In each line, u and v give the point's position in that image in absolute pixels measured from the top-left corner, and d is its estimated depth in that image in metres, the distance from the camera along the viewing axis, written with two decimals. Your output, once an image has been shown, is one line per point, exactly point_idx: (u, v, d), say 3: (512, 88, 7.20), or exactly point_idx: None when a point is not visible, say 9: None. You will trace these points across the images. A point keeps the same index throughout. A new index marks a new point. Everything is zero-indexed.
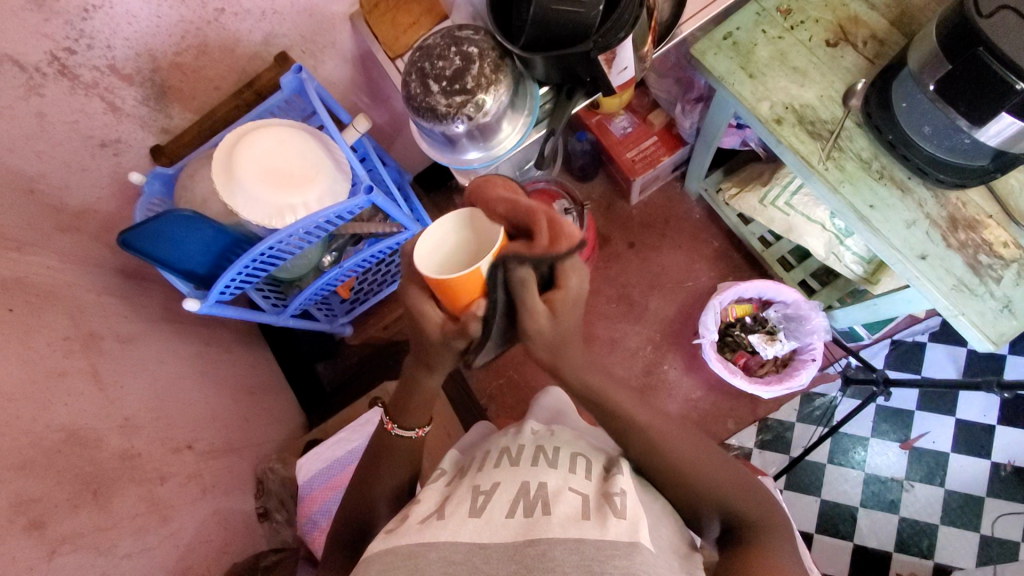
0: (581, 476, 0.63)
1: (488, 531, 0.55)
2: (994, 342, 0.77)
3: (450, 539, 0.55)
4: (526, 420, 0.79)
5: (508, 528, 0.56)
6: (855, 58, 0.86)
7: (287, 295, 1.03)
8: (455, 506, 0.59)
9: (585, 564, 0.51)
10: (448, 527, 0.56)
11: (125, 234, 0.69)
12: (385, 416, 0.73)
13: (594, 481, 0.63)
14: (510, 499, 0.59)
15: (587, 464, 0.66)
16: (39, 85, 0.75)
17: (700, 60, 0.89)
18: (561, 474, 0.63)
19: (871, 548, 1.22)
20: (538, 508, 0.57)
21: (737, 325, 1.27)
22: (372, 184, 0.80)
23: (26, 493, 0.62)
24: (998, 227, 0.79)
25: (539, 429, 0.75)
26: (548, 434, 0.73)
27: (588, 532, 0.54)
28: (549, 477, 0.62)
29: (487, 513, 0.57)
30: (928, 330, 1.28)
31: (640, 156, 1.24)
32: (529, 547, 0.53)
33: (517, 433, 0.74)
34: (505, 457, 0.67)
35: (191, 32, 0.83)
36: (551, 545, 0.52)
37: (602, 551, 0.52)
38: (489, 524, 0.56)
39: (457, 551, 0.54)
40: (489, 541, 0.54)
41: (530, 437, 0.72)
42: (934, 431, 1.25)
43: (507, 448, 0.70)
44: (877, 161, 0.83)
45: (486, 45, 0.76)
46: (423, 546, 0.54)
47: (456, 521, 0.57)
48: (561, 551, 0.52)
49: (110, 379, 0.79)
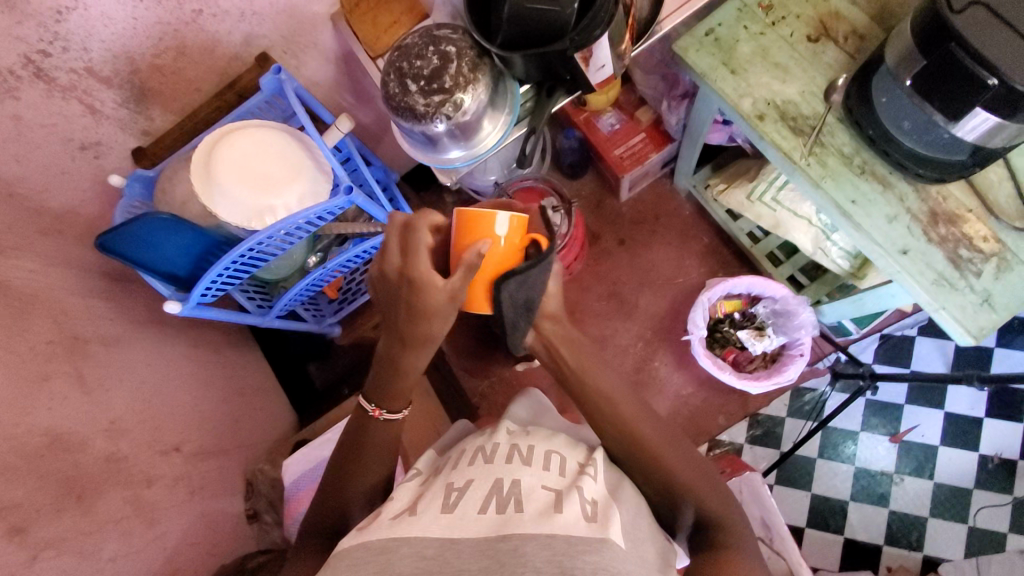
0: (555, 473, 0.64)
1: (460, 527, 0.56)
2: (974, 336, 0.77)
3: (422, 535, 0.55)
4: (503, 420, 0.79)
5: (481, 524, 0.56)
6: (836, 54, 0.86)
7: (273, 296, 1.03)
8: (428, 504, 0.59)
9: (556, 559, 0.51)
10: (419, 523, 0.57)
11: (103, 237, 0.69)
12: (369, 404, 0.75)
13: (568, 477, 0.64)
14: (483, 496, 0.60)
15: (561, 461, 0.67)
16: (14, 88, 0.75)
17: (682, 57, 0.89)
18: (535, 471, 0.63)
19: (861, 541, 1.22)
20: (511, 505, 0.58)
21: (726, 321, 1.27)
22: (352, 184, 0.80)
23: (8, 498, 0.62)
24: (978, 221, 0.79)
25: (514, 429, 0.75)
26: (524, 434, 0.73)
27: (560, 528, 0.54)
28: (524, 475, 0.62)
29: (459, 509, 0.58)
30: (917, 324, 1.28)
31: (628, 153, 1.24)
32: (501, 542, 0.54)
33: (493, 431, 0.74)
34: (480, 455, 0.67)
35: (169, 33, 0.83)
36: (522, 541, 0.53)
37: (573, 546, 0.53)
38: (460, 520, 0.57)
39: (429, 547, 0.54)
40: (460, 536, 0.55)
41: (505, 435, 0.72)
42: (923, 425, 1.26)
43: (483, 447, 0.70)
44: (859, 156, 0.83)
45: (463, 44, 0.76)
46: (395, 542, 0.55)
47: (427, 517, 0.57)
48: (532, 546, 0.53)
49: (95, 382, 0.79)
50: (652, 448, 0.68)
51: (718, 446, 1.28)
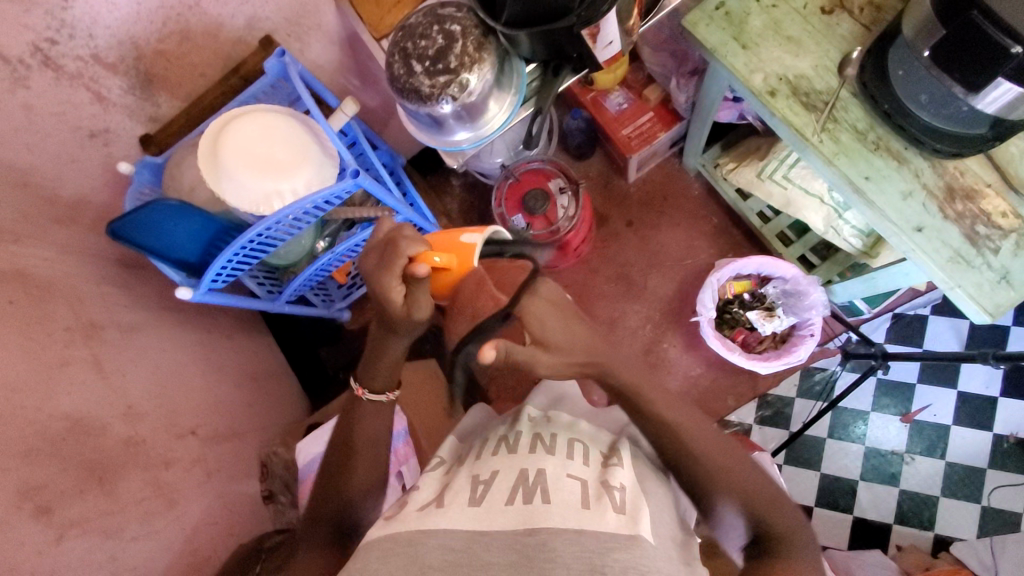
0: (580, 462, 0.66)
1: (487, 519, 0.57)
2: (990, 315, 0.76)
3: (450, 527, 0.56)
4: (523, 406, 0.82)
5: (508, 516, 0.57)
6: (850, 25, 0.84)
7: (283, 282, 1.03)
8: (455, 496, 0.61)
9: (586, 556, 0.52)
10: (447, 515, 0.58)
11: (114, 224, 0.70)
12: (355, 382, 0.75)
13: (593, 467, 0.66)
14: (509, 486, 0.61)
15: (584, 449, 0.68)
16: (23, 77, 0.75)
17: (692, 32, 0.87)
18: (559, 460, 0.65)
19: (870, 520, 1.23)
20: (537, 496, 0.59)
21: (736, 302, 1.26)
22: (359, 167, 0.80)
23: (32, 480, 0.64)
24: (996, 197, 0.78)
25: (536, 417, 0.77)
26: (546, 422, 0.75)
27: (589, 524, 0.55)
28: (548, 463, 0.64)
29: (486, 502, 0.59)
30: (930, 303, 1.26)
31: (636, 133, 1.22)
32: (529, 536, 0.54)
33: (515, 420, 0.77)
34: (502, 446, 0.70)
35: (172, 18, 0.82)
36: (550, 535, 0.54)
37: (602, 543, 0.53)
38: (487, 512, 0.58)
39: (457, 540, 0.55)
40: (488, 529, 0.56)
41: (527, 424, 0.74)
42: (936, 404, 1.25)
43: (505, 436, 0.72)
44: (873, 132, 0.81)
45: (468, 22, 0.75)
46: (422, 535, 0.55)
47: (455, 508, 0.58)
48: (561, 541, 0.53)
49: (113, 368, 0.81)
50: (688, 436, 0.68)
51: (729, 426, 1.28)
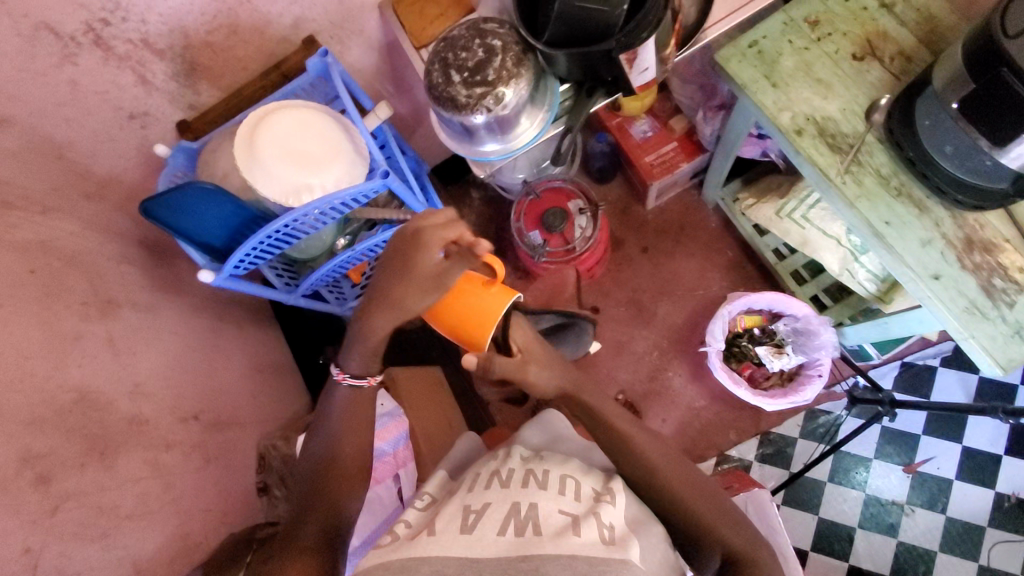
0: (570, 497, 0.65)
1: (480, 548, 0.58)
2: (1003, 368, 0.76)
3: (442, 554, 0.57)
4: (515, 446, 0.82)
5: (499, 546, 0.58)
6: (880, 73, 0.85)
7: (300, 275, 1.05)
8: (447, 523, 0.61)
9: None
10: (439, 542, 0.58)
11: (147, 201, 0.72)
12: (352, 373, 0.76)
13: (583, 502, 0.64)
14: (500, 519, 0.61)
15: (576, 484, 0.68)
16: (73, 54, 0.77)
17: (724, 67, 0.89)
18: (551, 495, 0.64)
19: (865, 569, 1.21)
20: (529, 528, 0.60)
21: (745, 336, 1.26)
22: (389, 170, 0.83)
23: (34, 448, 0.64)
24: (1014, 252, 0.78)
25: (528, 455, 0.77)
26: (537, 460, 0.75)
27: (579, 549, 0.57)
28: (540, 498, 0.64)
29: (478, 530, 0.60)
30: (939, 355, 1.26)
31: (658, 161, 1.24)
32: (522, 562, 0.56)
33: (507, 456, 0.77)
34: (495, 480, 0.69)
35: (223, 11, 0.84)
36: (543, 561, 0.56)
37: (593, 567, 0.55)
38: (479, 540, 0.58)
39: (450, 564, 0.56)
40: (481, 556, 0.57)
41: (518, 460, 0.74)
42: (939, 457, 1.24)
43: (497, 473, 0.71)
44: (896, 178, 0.82)
45: (509, 39, 0.77)
46: (416, 560, 0.57)
47: (447, 537, 0.59)
48: (553, 566, 0.55)
49: (124, 346, 0.81)
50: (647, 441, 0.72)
51: (728, 460, 1.27)
